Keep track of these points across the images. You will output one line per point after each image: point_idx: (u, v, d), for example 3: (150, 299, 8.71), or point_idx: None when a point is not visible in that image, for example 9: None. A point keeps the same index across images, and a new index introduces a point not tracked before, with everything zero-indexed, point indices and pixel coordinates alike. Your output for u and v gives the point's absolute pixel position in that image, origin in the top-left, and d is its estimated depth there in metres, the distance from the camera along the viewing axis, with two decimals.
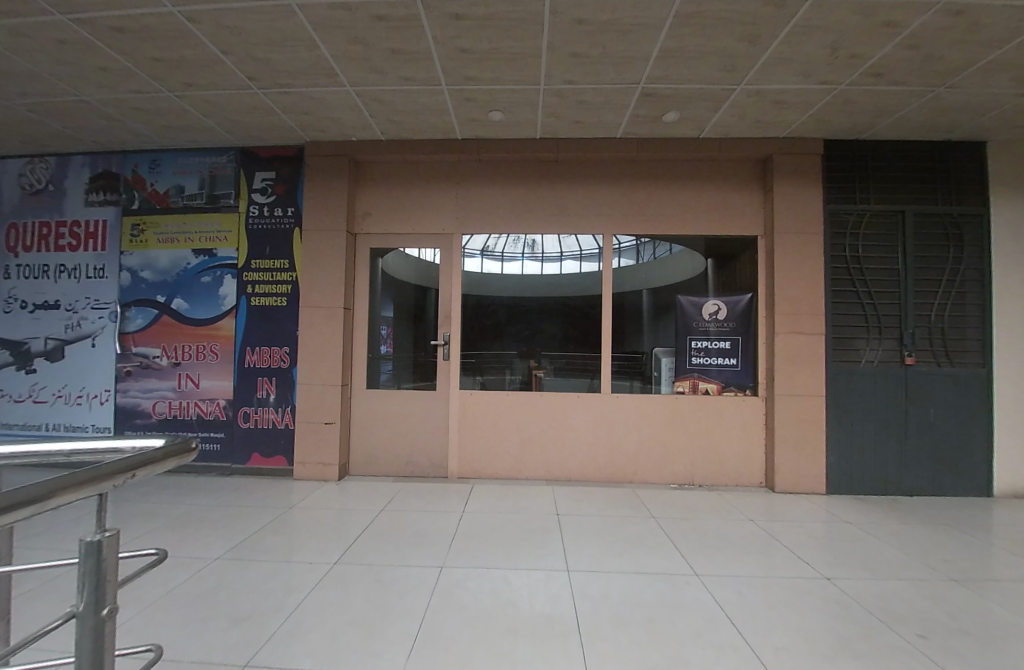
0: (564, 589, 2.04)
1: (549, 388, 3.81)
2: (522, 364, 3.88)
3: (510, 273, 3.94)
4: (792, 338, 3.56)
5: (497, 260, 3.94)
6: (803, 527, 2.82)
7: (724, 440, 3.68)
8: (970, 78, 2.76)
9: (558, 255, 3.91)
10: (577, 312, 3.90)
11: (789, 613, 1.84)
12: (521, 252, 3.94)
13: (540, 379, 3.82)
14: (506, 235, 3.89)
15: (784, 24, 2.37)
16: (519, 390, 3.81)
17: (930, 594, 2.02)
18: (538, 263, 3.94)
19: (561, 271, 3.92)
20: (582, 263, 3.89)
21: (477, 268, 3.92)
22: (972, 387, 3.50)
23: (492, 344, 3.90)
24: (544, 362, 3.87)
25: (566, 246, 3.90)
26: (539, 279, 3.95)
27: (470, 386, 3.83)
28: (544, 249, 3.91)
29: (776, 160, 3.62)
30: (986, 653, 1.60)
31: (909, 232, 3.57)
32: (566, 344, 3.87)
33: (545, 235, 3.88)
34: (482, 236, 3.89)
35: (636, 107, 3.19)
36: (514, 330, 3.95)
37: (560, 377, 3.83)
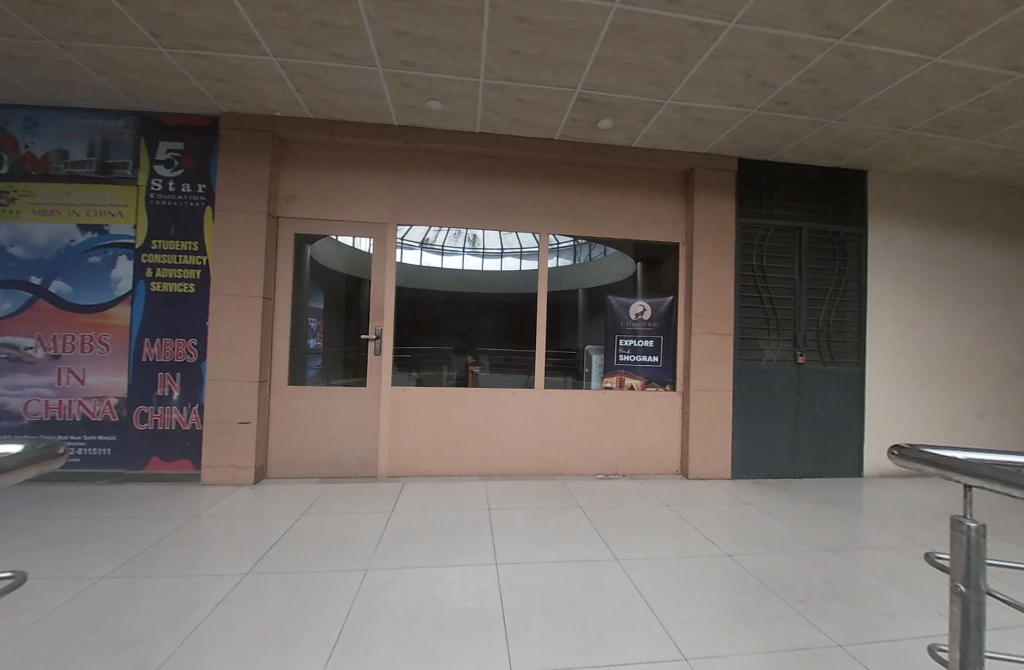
0: (491, 583, 2.04)
1: (485, 383, 3.81)
2: (460, 359, 3.85)
3: (450, 267, 3.91)
4: (708, 338, 3.88)
5: (437, 253, 3.87)
6: (712, 510, 3.09)
7: (646, 433, 3.92)
8: (855, 114, 3.17)
9: (499, 252, 3.94)
10: (514, 309, 3.94)
11: (696, 589, 2.01)
12: (462, 246, 3.92)
13: (476, 374, 3.81)
14: (446, 229, 3.83)
15: (707, 47, 2.56)
16: (455, 386, 3.76)
17: (809, 562, 2.32)
18: (479, 259, 3.94)
19: (501, 268, 3.95)
20: (521, 260, 3.92)
21: (416, 261, 3.82)
22: (850, 382, 4.04)
23: (431, 339, 3.83)
24: (481, 359, 3.88)
25: (507, 243, 3.93)
26: (479, 276, 3.95)
27: (405, 382, 3.72)
28: (484, 245, 3.92)
29: (698, 173, 3.91)
30: (850, 611, 1.86)
31: (805, 246, 4.03)
32: (502, 340, 3.90)
33: (485, 231, 3.88)
34: (421, 228, 3.79)
35: (573, 111, 3.27)
36: (452, 325, 3.90)
37: (496, 373, 3.85)
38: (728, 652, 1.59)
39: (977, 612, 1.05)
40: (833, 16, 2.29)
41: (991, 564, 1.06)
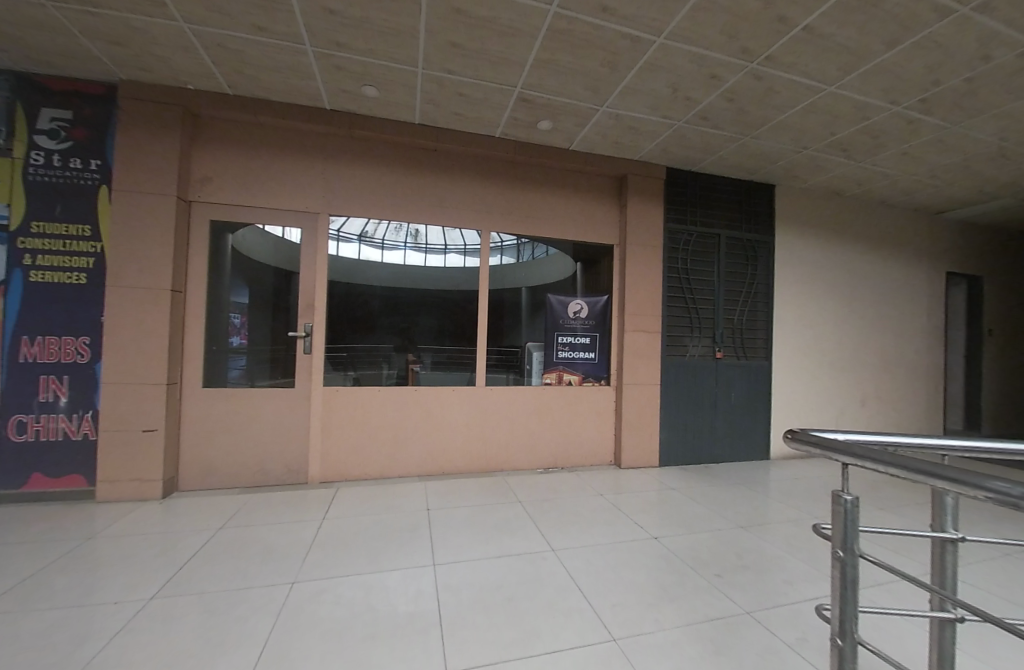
0: (427, 585, 2.01)
1: (426, 382, 3.74)
2: (400, 358, 3.74)
3: (390, 262, 3.79)
4: (639, 335, 4.11)
5: (377, 247, 3.74)
6: (642, 496, 3.28)
7: (583, 426, 4.06)
8: (765, 133, 3.49)
9: (442, 248, 3.86)
10: (456, 305, 3.89)
11: (626, 571, 2.13)
12: (404, 241, 3.81)
13: (416, 373, 3.72)
14: (386, 222, 3.70)
15: (638, 59, 2.70)
16: (394, 386, 3.65)
17: (724, 539, 2.54)
18: (422, 254, 3.84)
19: (444, 265, 3.88)
20: (465, 257, 3.88)
21: (354, 254, 3.67)
22: (760, 375, 4.47)
23: (369, 336, 3.69)
24: (423, 357, 3.79)
25: (451, 239, 3.85)
26: (420, 272, 3.85)
27: (341, 382, 3.54)
28: (427, 240, 3.82)
29: (631, 179, 4.11)
30: (757, 580, 2.07)
31: (723, 251, 4.38)
32: (444, 338, 3.84)
33: (427, 226, 3.78)
34: (358, 220, 3.64)
35: (513, 109, 3.29)
36: (392, 321, 3.78)
37: (438, 371, 3.79)
38: (652, 629, 1.71)
39: (852, 573, 1.21)
40: (746, 40, 2.51)
41: (862, 530, 1.22)
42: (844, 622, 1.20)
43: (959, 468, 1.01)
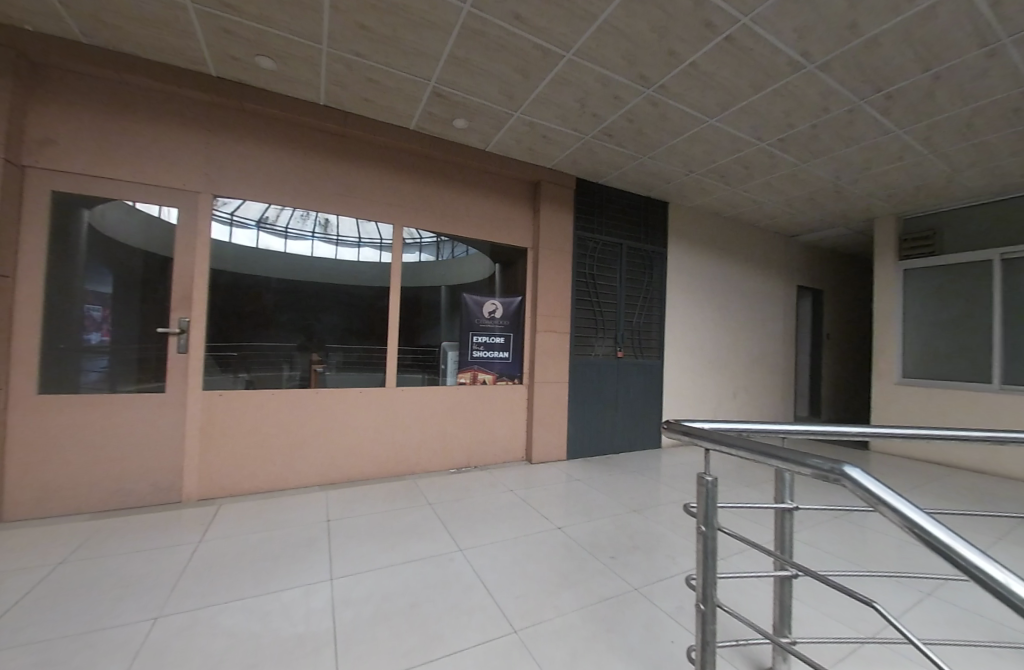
0: (320, 604, 1.87)
1: (332, 383, 3.50)
2: (304, 357, 3.45)
3: (296, 252, 3.48)
4: (549, 336, 4.27)
5: (280, 235, 3.43)
6: (550, 489, 3.41)
7: (496, 425, 4.11)
8: (661, 154, 3.84)
9: (356, 241, 3.66)
10: (366, 302, 3.68)
11: (530, 564, 2.19)
12: (312, 230, 3.53)
13: (321, 374, 3.47)
14: (291, 209, 3.42)
15: (549, 70, 2.80)
16: (297, 388, 3.37)
17: (620, 523, 2.74)
18: (332, 246, 3.58)
19: (357, 258, 3.67)
20: (380, 252, 3.72)
21: (251, 242, 3.32)
22: (654, 372, 4.92)
23: (267, 333, 3.37)
24: (331, 356, 3.55)
25: (365, 232, 3.67)
26: (327, 265, 3.58)
27: (230, 385, 3.18)
28: (339, 231, 3.59)
29: (543, 185, 4.25)
30: (647, 558, 2.27)
31: (624, 259, 4.74)
32: (355, 337, 3.62)
33: (337, 216, 3.56)
34: (257, 204, 3.31)
35: (427, 104, 3.21)
36: (295, 318, 3.47)
37: (348, 372, 3.57)
38: (551, 615, 1.79)
39: (712, 545, 1.36)
40: (643, 67, 2.74)
41: (719, 506, 1.38)
42: (705, 588, 1.34)
43: (787, 448, 1.20)
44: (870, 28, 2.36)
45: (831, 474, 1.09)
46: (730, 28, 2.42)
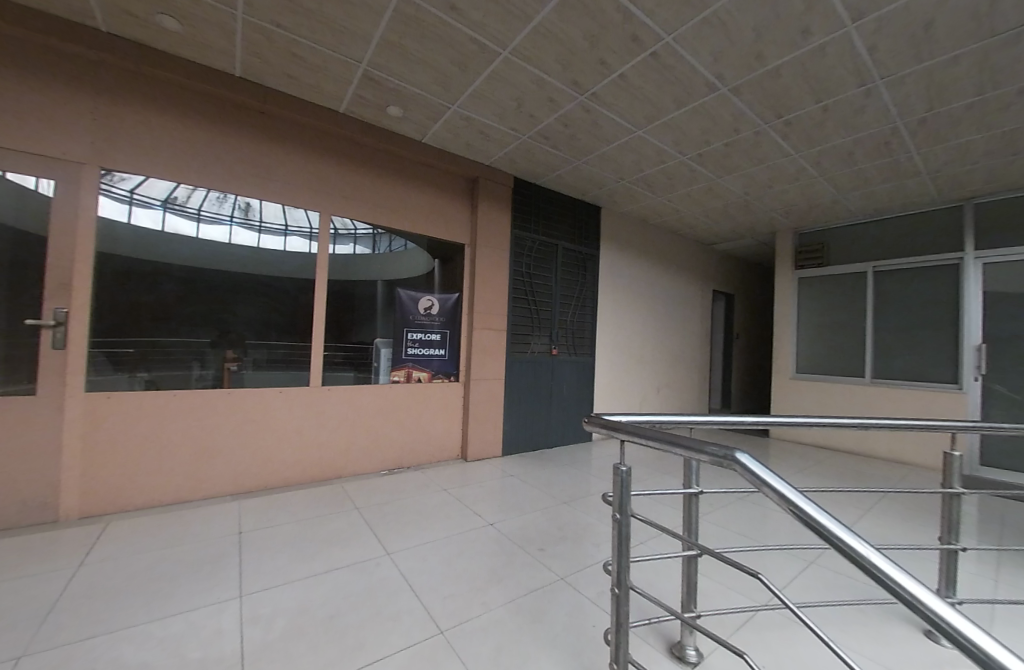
0: (225, 625, 1.73)
1: (252, 381, 3.24)
2: (217, 353, 3.16)
3: (210, 237, 3.18)
4: (485, 333, 4.27)
5: (192, 217, 3.11)
6: (484, 486, 3.42)
7: (430, 424, 4.03)
8: (593, 160, 3.99)
9: (281, 228, 3.42)
10: (290, 295, 3.44)
11: (460, 562, 2.18)
12: (231, 214, 3.24)
13: (238, 371, 3.20)
14: (203, 190, 3.11)
15: (486, 66, 2.79)
16: (210, 386, 3.08)
17: (551, 516, 2.82)
18: (254, 232, 3.32)
19: (282, 247, 3.43)
20: (309, 241, 3.50)
21: (156, 223, 2.99)
22: (587, 369, 5.11)
23: (172, 328, 3.03)
24: (252, 353, 3.27)
25: (292, 219, 3.44)
26: (245, 253, 3.30)
27: (127, 384, 2.84)
28: (262, 216, 3.34)
29: (480, 181, 4.23)
30: (575, 548, 2.35)
31: (559, 259, 4.86)
32: (277, 332, 3.37)
33: (258, 200, 3.30)
34: (163, 182, 2.98)
35: (358, 87, 3.06)
36: (207, 310, 3.15)
37: (269, 371, 3.32)
38: (478, 612, 1.79)
39: (626, 530, 1.42)
40: (577, 73, 2.82)
41: (632, 494, 1.45)
42: (619, 572, 1.39)
43: (691, 437, 1.30)
44: (774, 59, 2.62)
45: (724, 460, 1.20)
46: (655, 44, 2.56)
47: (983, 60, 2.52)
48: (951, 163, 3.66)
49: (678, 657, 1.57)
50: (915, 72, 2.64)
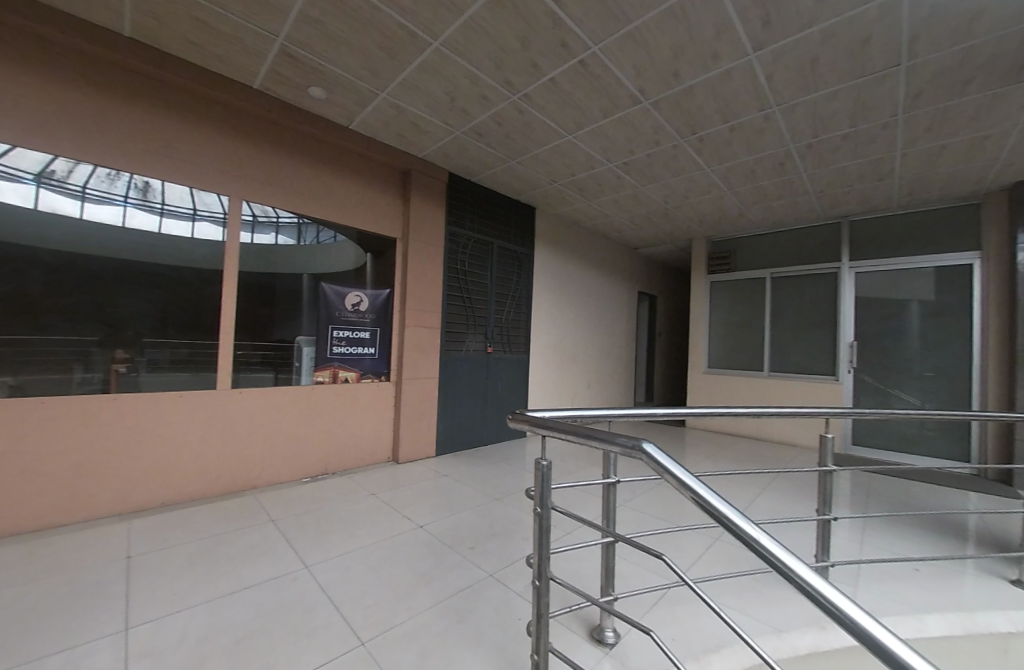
0: (104, 666, 1.54)
1: (151, 383, 2.90)
2: (108, 352, 2.79)
3: (99, 220, 2.80)
4: (418, 331, 4.17)
5: (74, 195, 2.72)
6: (416, 488, 3.34)
7: (359, 425, 3.86)
8: (526, 161, 4.04)
9: (188, 211, 3.08)
10: (198, 288, 3.10)
11: (385, 569, 2.12)
12: (124, 195, 2.88)
13: (134, 372, 2.86)
14: (87, 165, 2.72)
15: (416, 55, 2.71)
16: (98, 390, 2.72)
17: (482, 514, 2.82)
18: (154, 215, 2.97)
19: (190, 232, 3.09)
20: (222, 229, 3.19)
21: (28, 201, 2.58)
22: (521, 367, 5.18)
23: (45, 324, 2.62)
24: (151, 351, 2.94)
25: (201, 202, 3.12)
26: (141, 239, 2.94)
27: None
28: (164, 198, 2.99)
29: (412, 174, 4.11)
30: (505, 544, 2.38)
31: (493, 257, 4.87)
32: (183, 328, 3.04)
33: (159, 181, 2.95)
34: (34, 154, 2.57)
35: (275, 63, 2.84)
36: (92, 304, 2.76)
37: (172, 372, 2.98)
38: (403, 618, 1.76)
39: (546, 523, 1.46)
40: (509, 73, 2.84)
41: (552, 487, 1.49)
42: (540, 564, 1.42)
43: (605, 430, 1.37)
44: (689, 78, 2.82)
45: (633, 450, 1.27)
46: (583, 52, 2.65)
47: (855, 96, 2.91)
48: (832, 184, 4.20)
49: (597, 640, 1.65)
50: (804, 102, 2.98)
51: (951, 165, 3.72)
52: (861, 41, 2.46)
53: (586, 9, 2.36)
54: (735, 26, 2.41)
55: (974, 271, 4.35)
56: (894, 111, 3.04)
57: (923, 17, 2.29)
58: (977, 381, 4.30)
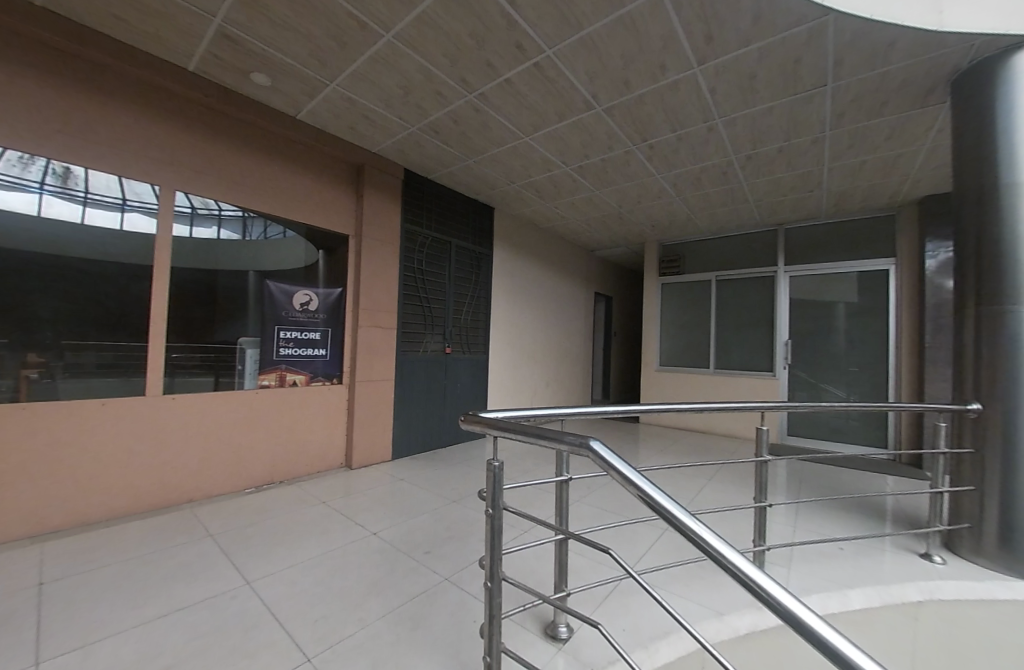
0: None
1: (71, 388, 2.64)
2: (19, 355, 2.52)
3: (9, 208, 2.51)
4: (372, 332, 4.05)
5: None
6: (370, 494, 3.25)
7: (309, 431, 3.70)
8: (483, 160, 4.02)
9: (116, 201, 2.83)
10: (126, 286, 2.85)
11: (335, 579, 2.04)
12: (39, 182, 2.61)
13: (52, 377, 2.59)
14: None
15: (367, 46, 2.63)
16: (7, 397, 2.45)
17: (439, 517, 2.79)
18: (76, 204, 2.71)
19: (119, 224, 2.84)
20: (155, 220, 2.95)
21: None
22: (479, 367, 5.16)
23: None
24: (73, 354, 2.68)
25: (131, 192, 2.88)
26: (60, 231, 2.67)
27: None
28: (87, 186, 2.74)
29: (365, 169, 3.98)
30: (461, 546, 2.36)
31: (451, 256, 4.81)
32: (110, 328, 2.79)
33: (80, 167, 2.70)
34: None
35: (212, 45, 2.66)
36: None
37: (96, 376, 2.73)
38: (353, 630, 1.70)
39: (498, 523, 1.46)
40: (464, 71, 2.82)
41: (505, 488, 1.49)
42: (493, 565, 1.42)
43: (556, 429, 1.38)
44: (639, 87, 2.92)
45: (580, 447, 1.30)
46: (537, 55, 2.68)
47: (788, 112, 3.12)
48: (769, 194, 4.49)
49: (551, 635, 1.68)
50: (743, 115, 3.17)
51: (871, 179, 4.07)
52: (793, 62, 2.64)
53: (539, 13, 2.39)
54: (680, 39, 2.52)
55: (890, 275, 4.79)
56: (822, 128, 3.29)
57: (845, 43, 2.50)
58: (892, 376, 4.74)
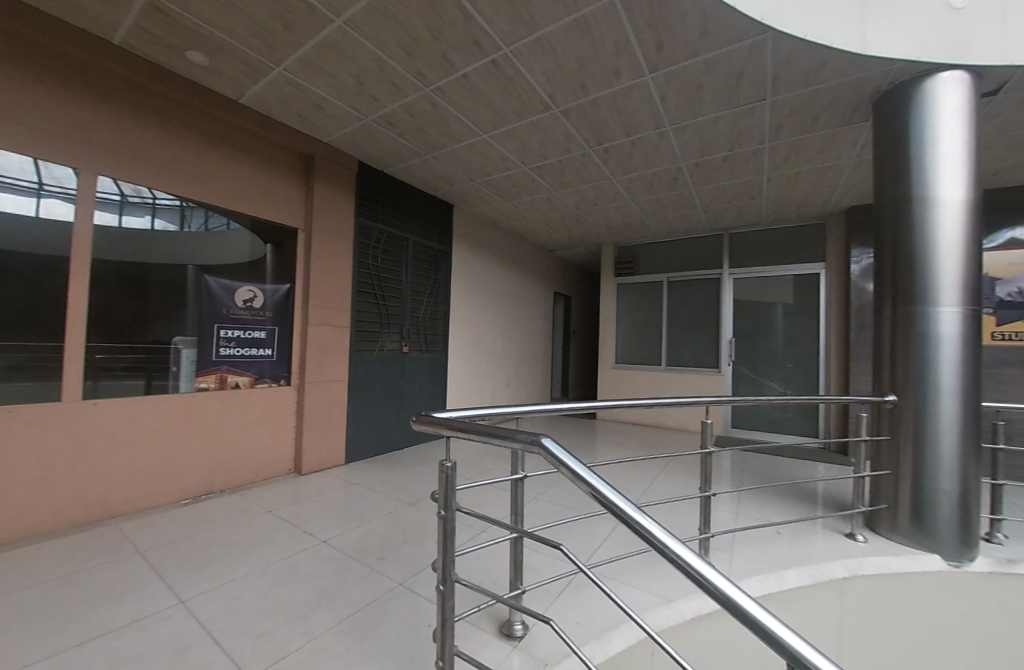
0: None
1: None
2: None
3: None
4: (323, 331, 3.88)
5: None
6: (321, 500, 3.11)
7: (253, 435, 3.49)
8: (441, 156, 3.95)
9: (30, 185, 2.54)
10: (40, 279, 2.56)
11: (282, 592, 1.94)
12: None
13: None
14: None
15: (317, 30, 2.51)
16: None
17: (394, 520, 2.72)
18: None
19: (34, 210, 2.55)
20: (76, 208, 2.68)
21: None
22: (437, 366, 5.08)
23: None
24: None
25: (47, 175, 2.59)
26: None
27: None
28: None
29: (314, 159, 3.80)
30: (417, 549, 2.32)
31: (406, 253, 4.70)
32: (22, 326, 2.50)
33: None
34: None
35: (141, 17, 2.44)
36: None
37: (4, 380, 2.44)
38: (299, 644, 1.63)
39: (450, 526, 1.44)
40: (420, 63, 2.76)
41: (458, 489, 1.47)
42: (445, 568, 1.40)
43: (508, 428, 1.38)
44: (595, 91, 2.98)
45: (532, 445, 1.30)
46: (495, 53, 2.66)
47: (732, 122, 3.29)
48: (716, 200, 4.73)
49: (507, 634, 1.68)
50: (692, 124, 3.31)
51: (805, 188, 4.38)
52: (736, 75, 2.79)
53: (496, 10, 2.37)
54: (633, 46, 2.59)
55: (821, 278, 5.17)
56: (763, 139, 3.49)
57: (782, 60, 2.67)
58: (823, 371, 5.13)
